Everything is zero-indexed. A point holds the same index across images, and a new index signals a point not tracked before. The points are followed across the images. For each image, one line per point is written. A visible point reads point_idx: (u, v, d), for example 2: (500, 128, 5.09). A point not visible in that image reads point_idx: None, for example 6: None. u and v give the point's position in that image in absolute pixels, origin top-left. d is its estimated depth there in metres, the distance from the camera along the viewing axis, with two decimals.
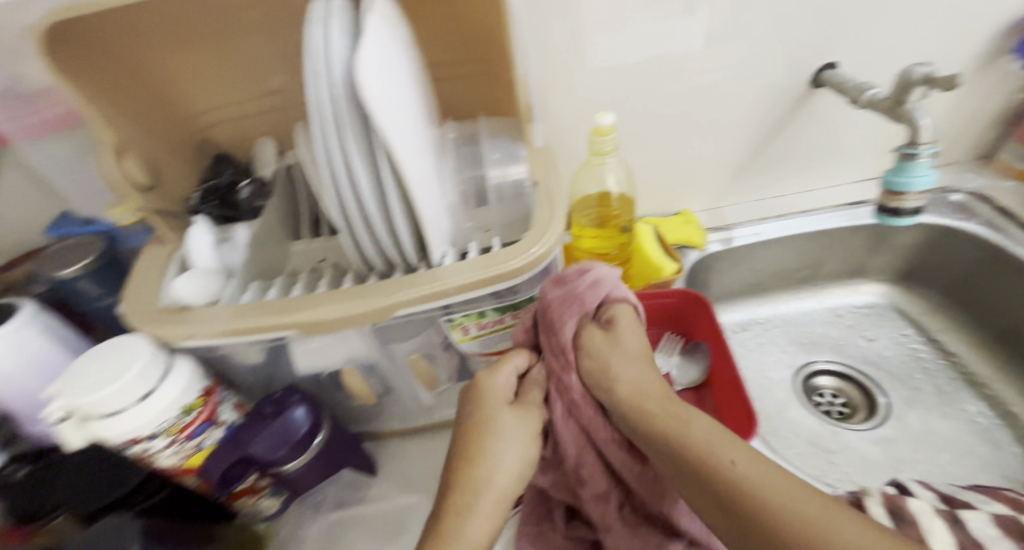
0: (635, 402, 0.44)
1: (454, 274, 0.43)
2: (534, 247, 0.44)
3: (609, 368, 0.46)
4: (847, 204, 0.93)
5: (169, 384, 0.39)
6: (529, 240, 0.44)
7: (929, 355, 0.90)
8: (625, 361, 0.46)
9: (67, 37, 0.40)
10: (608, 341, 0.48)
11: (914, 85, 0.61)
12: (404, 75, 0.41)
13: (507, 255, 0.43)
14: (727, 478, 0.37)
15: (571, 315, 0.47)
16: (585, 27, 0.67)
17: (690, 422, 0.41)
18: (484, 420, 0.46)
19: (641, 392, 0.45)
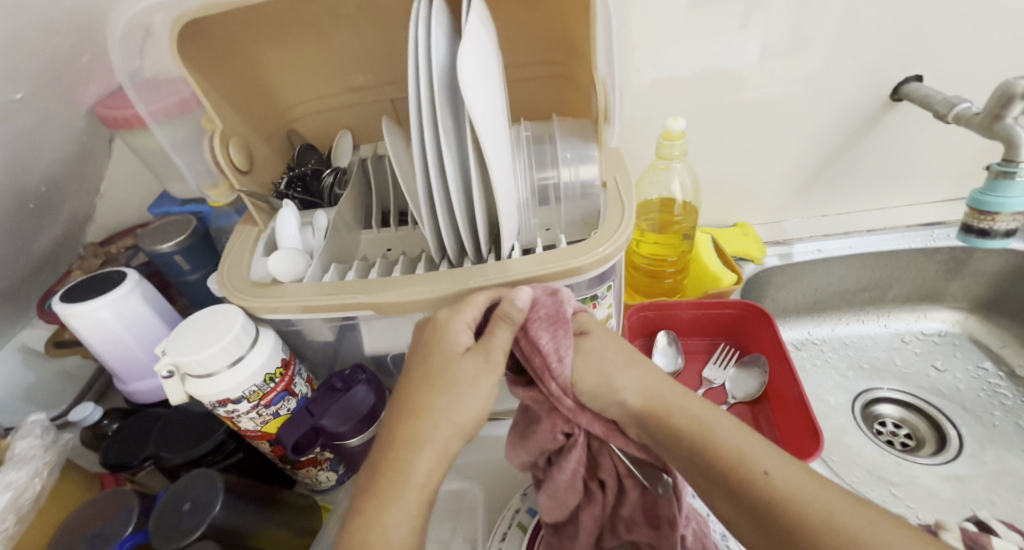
0: (654, 413, 0.39)
1: (522, 266, 0.43)
2: (601, 245, 0.44)
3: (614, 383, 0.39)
4: (922, 225, 0.89)
5: (256, 353, 0.43)
6: (594, 241, 0.45)
7: (1009, 391, 0.84)
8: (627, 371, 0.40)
9: (193, 33, 0.45)
10: (590, 351, 0.40)
11: (1014, 100, 0.59)
12: (492, 73, 0.42)
13: (572, 253, 0.44)
14: (764, 491, 0.34)
15: (557, 342, 0.38)
16: (657, 35, 0.67)
17: (715, 427, 0.38)
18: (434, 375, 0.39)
19: (657, 396, 0.40)
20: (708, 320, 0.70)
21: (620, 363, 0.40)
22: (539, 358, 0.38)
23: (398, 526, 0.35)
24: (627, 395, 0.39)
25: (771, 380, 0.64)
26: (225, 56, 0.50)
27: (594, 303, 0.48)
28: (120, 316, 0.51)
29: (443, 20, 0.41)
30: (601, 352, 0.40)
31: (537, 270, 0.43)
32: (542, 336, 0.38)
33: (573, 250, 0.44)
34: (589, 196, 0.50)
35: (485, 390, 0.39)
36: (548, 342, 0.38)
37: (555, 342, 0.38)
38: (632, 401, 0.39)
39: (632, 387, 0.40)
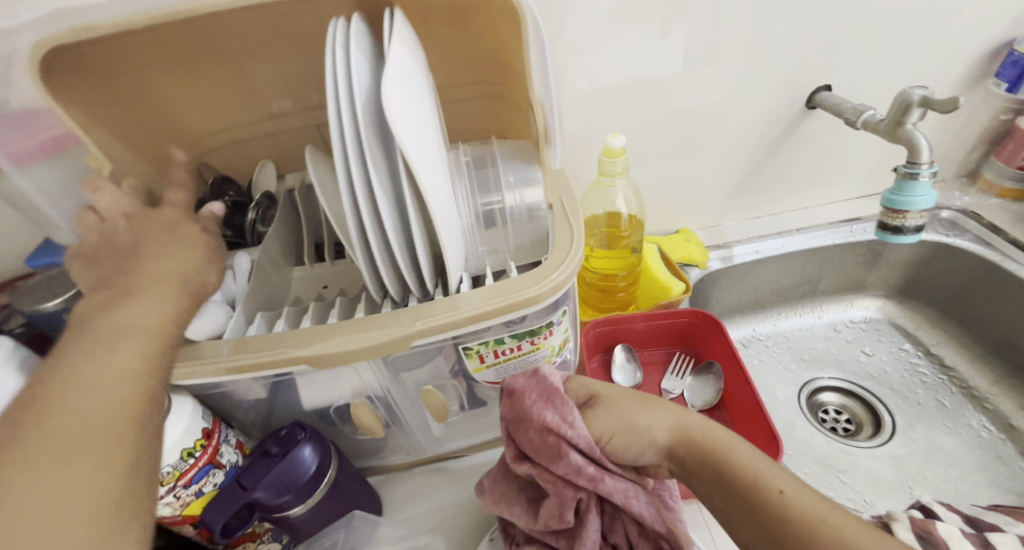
0: (684, 441, 0.42)
1: (473, 299, 0.41)
2: (550, 271, 0.42)
3: (636, 427, 0.42)
4: (843, 222, 0.95)
5: (171, 428, 0.38)
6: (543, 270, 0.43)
7: (927, 369, 0.91)
8: (646, 410, 0.43)
9: (64, 60, 0.40)
10: (600, 413, 0.43)
11: (912, 106, 0.64)
12: (424, 98, 0.40)
13: (520, 281, 0.42)
14: (777, 508, 0.37)
15: (565, 421, 0.41)
16: (587, 51, 0.67)
17: (733, 446, 0.41)
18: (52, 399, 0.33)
19: (683, 424, 0.43)
20: (661, 330, 0.71)
21: (635, 408, 0.43)
22: (549, 436, 0.40)
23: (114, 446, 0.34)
24: (649, 438, 0.42)
25: (727, 386, 0.65)
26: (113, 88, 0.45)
27: (549, 330, 0.46)
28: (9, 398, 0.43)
29: (366, 42, 0.38)
30: (616, 406, 0.44)
31: (485, 302, 0.40)
32: (548, 414, 0.41)
33: (520, 279, 0.42)
34: (536, 220, 0.48)
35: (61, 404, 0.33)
36: (553, 418, 0.41)
37: (560, 415, 0.41)
38: (661, 438, 0.42)
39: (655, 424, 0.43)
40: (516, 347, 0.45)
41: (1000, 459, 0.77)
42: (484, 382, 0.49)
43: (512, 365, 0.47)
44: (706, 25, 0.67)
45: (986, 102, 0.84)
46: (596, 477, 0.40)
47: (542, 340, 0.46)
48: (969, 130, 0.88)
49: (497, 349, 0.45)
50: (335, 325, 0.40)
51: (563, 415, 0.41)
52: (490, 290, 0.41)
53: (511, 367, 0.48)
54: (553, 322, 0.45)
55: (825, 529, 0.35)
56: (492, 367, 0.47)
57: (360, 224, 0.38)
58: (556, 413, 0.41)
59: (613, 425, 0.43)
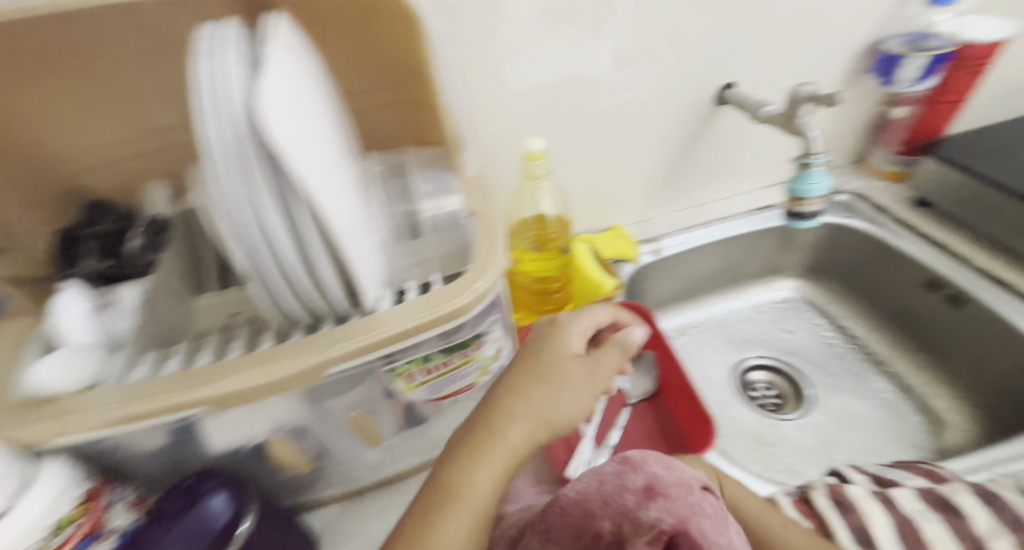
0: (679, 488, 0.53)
1: (518, 430, 0.42)
2: (549, 364, 0.46)
3: None
4: (756, 209, 1.01)
5: (35, 499, 0.34)
6: (527, 359, 0.47)
7: (839, 340, 0.98)
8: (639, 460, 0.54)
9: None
10: None
11: (802, 102, 0.68)
12: (317, 109, 0.37)
13: (568, 370, 0.46)
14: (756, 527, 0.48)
15: (721, 530, 0.35)
16: (500, 53, 0.66)
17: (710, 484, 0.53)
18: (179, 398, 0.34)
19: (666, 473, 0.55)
20: None
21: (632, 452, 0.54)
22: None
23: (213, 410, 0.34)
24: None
25: (663, 373, 0.67)
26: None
27: (479, 341, 0.45)
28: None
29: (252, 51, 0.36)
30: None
31: (581, 398, 0.45)
32: (707, 525, 0.34)
33: (590, 364, 0.47)
34: (460, 228, 0.47)
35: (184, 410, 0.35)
36: None
37: (720, 525, 0.35)
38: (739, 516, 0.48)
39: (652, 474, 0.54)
40: (445, 362, 0.43)
41: (900, 416, 0.85)
42: (416, 402, 0.46)
43: (444, 381, 0.45)
44: (610, 26, 0.68)
45: (868, 95, 0.92)
46: None
47: (473, 351, 0.45)
48: (855, 120, 0.96)
49: (425, 367, 0.43)
50: (239, 359, 0.36)
51: None
52: (574, 380, 0.46)
53: (445, 382, 0.46)
54: (481, 333, 0.44)
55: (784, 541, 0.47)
56: (424, 385, 0.44)
57: (253, 247, 0.34)
58: (709, 523, 0.35)
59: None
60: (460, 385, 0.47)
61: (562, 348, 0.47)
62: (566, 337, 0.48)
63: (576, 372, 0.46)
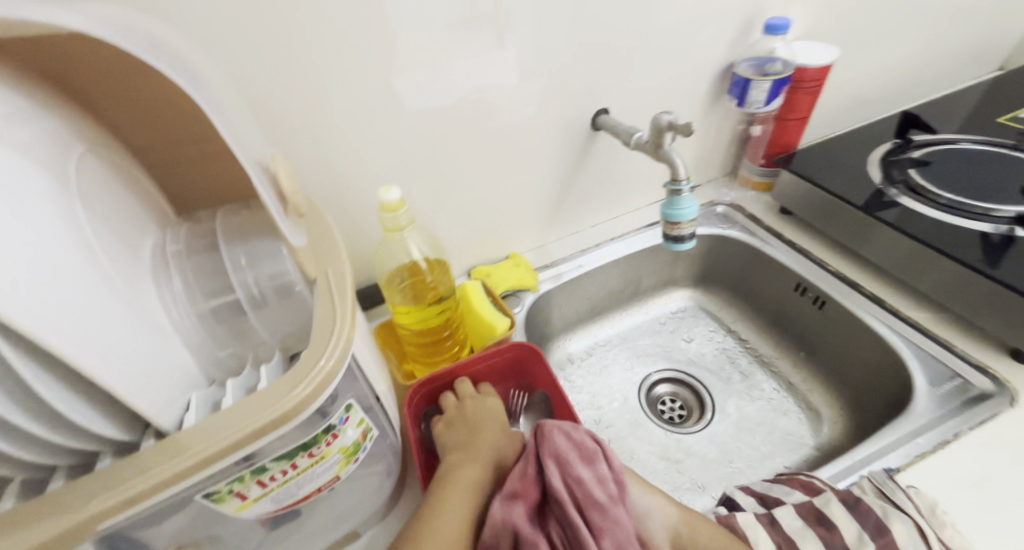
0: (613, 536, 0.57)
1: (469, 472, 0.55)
2: (472, 414, 0.62)
3: None
4: (647, 226, 1.03)
5: None
6: (462, 410, 0.62)
7: (731, 345, 1.03)
8: None
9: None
10: None
11: (664, 131, 0.70)
12: (28, 203, 0.29)
13: (486, 416, 0.61)
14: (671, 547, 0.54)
15: (573, 447, 0.54)
16: (353, 93, 0.61)
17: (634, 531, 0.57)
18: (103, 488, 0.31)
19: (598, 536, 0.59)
20: (489, 370, 0.68)
21: None
22: (567, 464, 0.52)
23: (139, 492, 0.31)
24: (659, 514, 0.56)
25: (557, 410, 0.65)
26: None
27: (329, 436, 0.39)
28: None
29: None
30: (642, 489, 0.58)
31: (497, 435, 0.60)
32: (584, 440, 0.54)
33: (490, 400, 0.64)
34: (293, 300, 0.44)
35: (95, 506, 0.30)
36: None
37: (592, 451, 0.54)
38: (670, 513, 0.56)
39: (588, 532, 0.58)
40: (288, 468, 0.38)
41: (786, 412, 0.91)
42: (261, 514, 0.41)
43: (294, 485, 0.40)
44: (467, 62, 0.66)
45: (732, 112, 0.98)
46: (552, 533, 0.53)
47: (324, 448, 0.39)
48: (723, 136, 1.02)
49: (260, 480, 0.37)
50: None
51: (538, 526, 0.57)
52: (493, 418, 0.62)
53: (293, 488, 0.40)
54: (331, 426, 0.39)
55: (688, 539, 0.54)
56: (264, 497, 0.39)
57: None
58: (567, 435, 0.54)
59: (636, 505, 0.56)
60: (318, 483, 0.42)
61: (481, 406, 0.63)
62: (488, 403, 0.63)
63: (489, 410, 0.62)
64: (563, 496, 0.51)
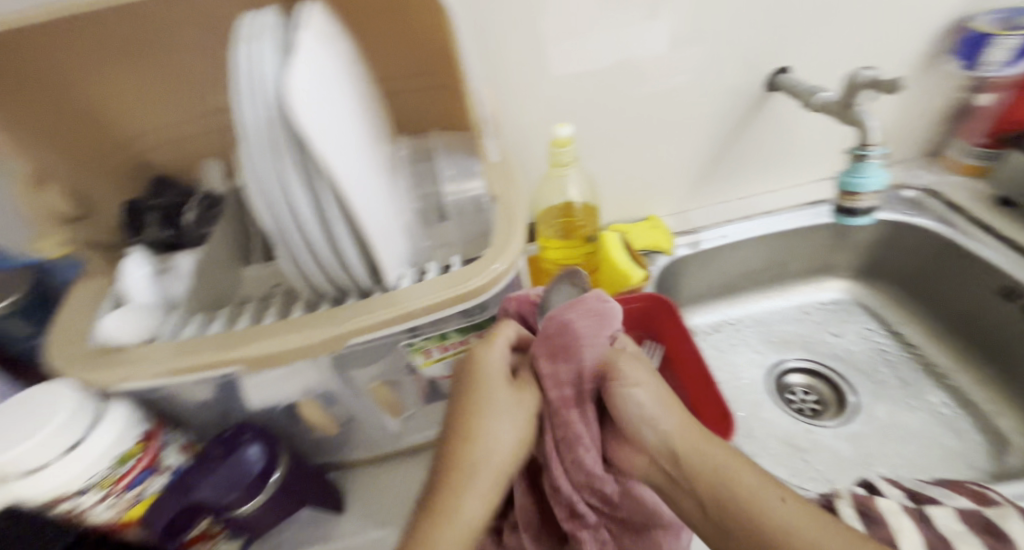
0: (674, 449, 0.42)
1: (495, 460, 0.43)
2: (482, 412, 0.44)
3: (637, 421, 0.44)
4: (809, 204, 0.94)
5: (101, 434, 0.36)
6: (470, 403, 0.44)
7: (892, 348, 0.92)
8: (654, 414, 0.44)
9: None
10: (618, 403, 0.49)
11: (860, 89, 0.63)
12: (346, 99, 0.39)
13: (495, 405, 0.44)
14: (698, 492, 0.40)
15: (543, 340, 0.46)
16: (541, 36, 0.66)
17: (732, 477, 0.39)
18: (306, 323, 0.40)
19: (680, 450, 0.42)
20: (620, 315, 0.69)
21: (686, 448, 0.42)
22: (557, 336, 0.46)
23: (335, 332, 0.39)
24: (654, 421, 0.44)
25: (682, 361, 0.64)
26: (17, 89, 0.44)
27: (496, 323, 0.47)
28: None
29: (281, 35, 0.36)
30: (646, 380, 0.46)
31: (501, 442, 0.43)
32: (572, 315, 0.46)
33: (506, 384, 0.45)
34: (480, 213, 0.49)
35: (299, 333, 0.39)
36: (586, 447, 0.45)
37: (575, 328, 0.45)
38: (662, 426, 0.43)
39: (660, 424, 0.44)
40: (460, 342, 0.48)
41: (959, 433, 0.79)
42: (435, 377, 0.51)
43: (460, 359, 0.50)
44: (667, 5, 0.67)
45: (941, 83, 0.85)
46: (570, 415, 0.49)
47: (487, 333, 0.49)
48: (930, 109, 0.88)
49: (443, 344, 0.47)
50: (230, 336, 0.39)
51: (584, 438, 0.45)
52: (508, 416, 0.44)
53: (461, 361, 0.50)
54: None
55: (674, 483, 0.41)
56: (440, 361, 0.48)
57: (279, 220, 0.36)
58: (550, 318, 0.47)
59: (633, 383, 0.45)
60: None
61: (492, 397, 0.44)
62: (499, 392, 0.45)
63: (505, 401, 0.45)
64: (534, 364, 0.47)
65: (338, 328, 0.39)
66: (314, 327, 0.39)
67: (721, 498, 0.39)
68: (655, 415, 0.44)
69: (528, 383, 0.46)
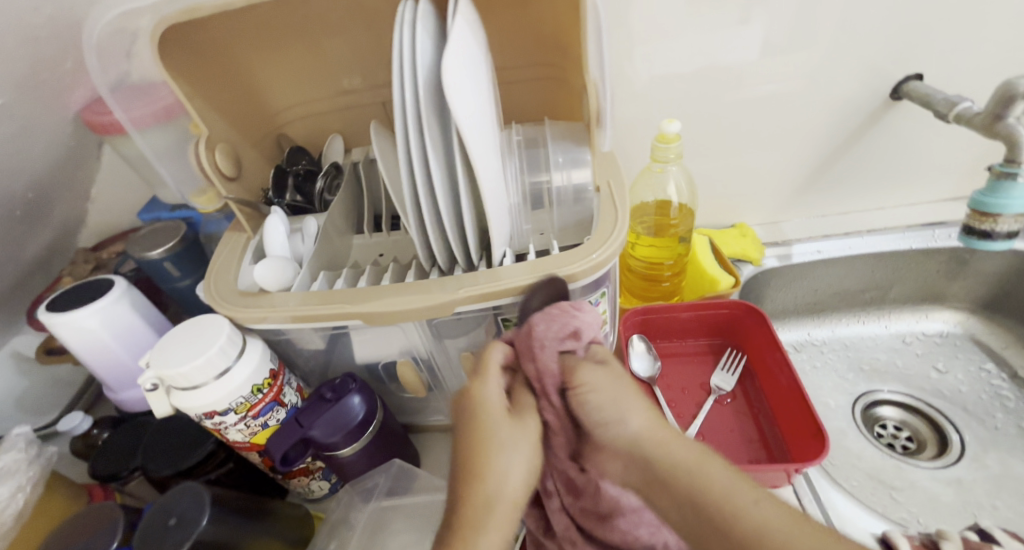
0: (646, 449, 0.35)
1: (515, 473, 0.37)
2: (489, 454, 0.36)
3: (615, 411, 0.37)
4: (925, 225, 0.86)
5: (244, 364, 0.42)
6: (477, 432, 0.37)
7: (1011, 393, 0.82)
8: (631, 400, 0.37)
9: (176, 34, 0.44)
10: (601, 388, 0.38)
11: (1015, 99, 0.59)
12: (483, 85, 0.42)
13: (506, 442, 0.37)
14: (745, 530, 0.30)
15: (546, 359, 0.39)
16: (655, 32, 0.65)
17: (706, 471, 0.33)
18: (409, 288, 0.43)
19: (656, 435, 0.36)
20: (704, 320, 0.67)
21: (701, 470, 0.33)
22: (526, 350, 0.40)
23: (432, 303, 0.42)
24: (620, 424, 0.37)
25: (769, 372, 0.61)
26: (219, 71, 0.50)
27: None
28: (127, 317, 0.51)
29: (429, 23, 0.40)
30: (611, 377, 0.39)
31: (513, 480, 0.36)
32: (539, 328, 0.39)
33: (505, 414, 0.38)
34: (583, 201, 0.50)
35: (409, 299, 0.42)
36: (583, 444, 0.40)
37: (546, 339, 0.39)
38: (630, 427, 0.36)
39: (634, 414, 0.37)
40: None
41: None
42: None
43: None
44: (762, 8, 0.64)
45: None
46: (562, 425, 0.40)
47: None
48: None
49: None
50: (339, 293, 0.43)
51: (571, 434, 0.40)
52: (516, 445, 0.37)
53: None
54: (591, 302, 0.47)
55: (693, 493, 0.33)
56: None
57: (415, 189, 0.40)
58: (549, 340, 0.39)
59: (598, 383, 0.38)
60: None
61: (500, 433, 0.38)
62: (500, 423, 0.38)
63: (508, 435, 0.38)
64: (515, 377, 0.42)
65: (439, 297, 0.42)
66: (419, 294, 0.42)
67: (694, 509, 0.32)
68: (623, 415, 0.37)
69: (526, 403, 0.40)
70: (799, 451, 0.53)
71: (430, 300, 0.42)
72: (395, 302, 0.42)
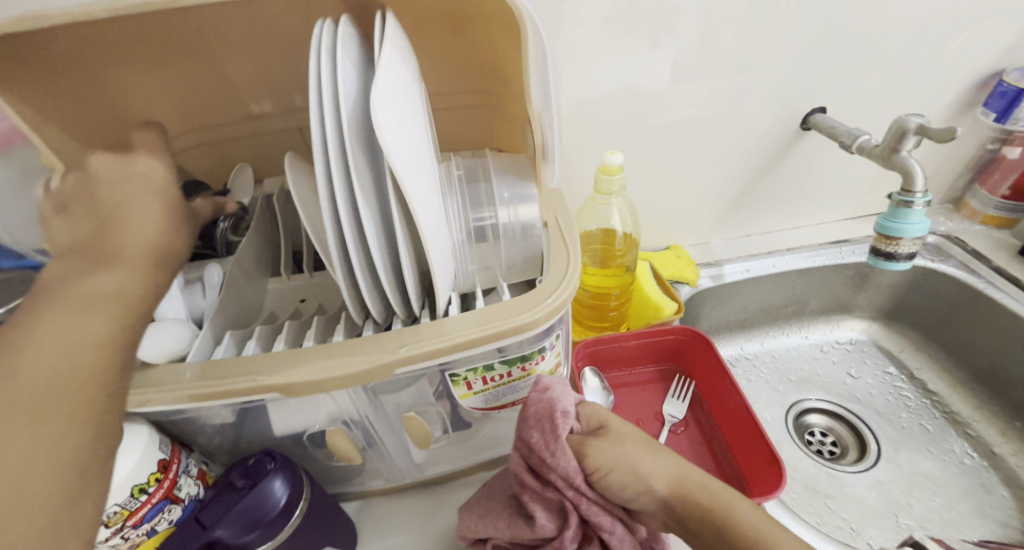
0: (681, 496, 0.40)
1: None
2: None
3: (637, 467, 0.41)
4: (832, 242, 0.93)
5: (121, 459, 0.34)
6: None
7: (911, 393, 0.89)
8: (648, 455, 0.42)
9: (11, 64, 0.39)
10: (617, 438, 0.43)
11: (908, 134, 0.65)
12: (418, 116, 0.38)
13: None
14: None
15: (545, 438, 0.41)
16: (588, 62, 0.65)
17: (732, 505, 0.39)
18: (280, 353, 0.37)
19: (682, 479, 0.41)
20: (651, 348, 0.66)
21: (736, 496, 0.40)
22: (535, 453, 0.42)
23: (319, 366, 0.36)
24: (643, 486, 0.41)
25: (717, 395, 0.62)
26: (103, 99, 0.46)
27: (541, 355, 0.44)
28: None
29: (354, 46, 0.35)
30: (618, 442, 0.42)
31: None
32: (534, 436, 0.41)
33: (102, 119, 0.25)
34: (530, 238, 0.46)
35: (276, 358, 0.37)
36: (605, 518, 0.40)
37: (548, 442, 0.41)
38: (659, 487, 0.41)
39: (656, 471, 0.41)
40: (506, 373, 0.43)
41: (986, 487, 0.76)
42: (472, 408, 0.46)
43: (502, 391, 0.45)
44: (680, 38, 0.65)
45: (972, 129, 0.86)
46: (578, 497, 0.40)
47: (534, 365, 0.44)
48: (956, 155, 0.89)
49: (486, 376, 0.43)
50: (235, 360, 0.37)
51: (589, 510, 0.40)
52: None
53: (501, 393, 0.46)
54: (544, 348, 0.43)
55: (737, 520, 0.38)
56: (481, 393, 0.44)
57: (340, 237, 0.34)
58: (551, 421, 0.41)
59: (612, 461, 0.41)
60: (516, 397, 0.47)
61: None
62: None
63: None
64: (523, 470, 0.42)
65: (347, 354, 0.37)
66: (332, 350, 0.37)
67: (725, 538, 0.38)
68: (650, 479, 0.41)
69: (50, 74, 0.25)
70: (755, 481, 0.53)
71: (331, 356, 0.37)
72: (263, 368, 0.36)
